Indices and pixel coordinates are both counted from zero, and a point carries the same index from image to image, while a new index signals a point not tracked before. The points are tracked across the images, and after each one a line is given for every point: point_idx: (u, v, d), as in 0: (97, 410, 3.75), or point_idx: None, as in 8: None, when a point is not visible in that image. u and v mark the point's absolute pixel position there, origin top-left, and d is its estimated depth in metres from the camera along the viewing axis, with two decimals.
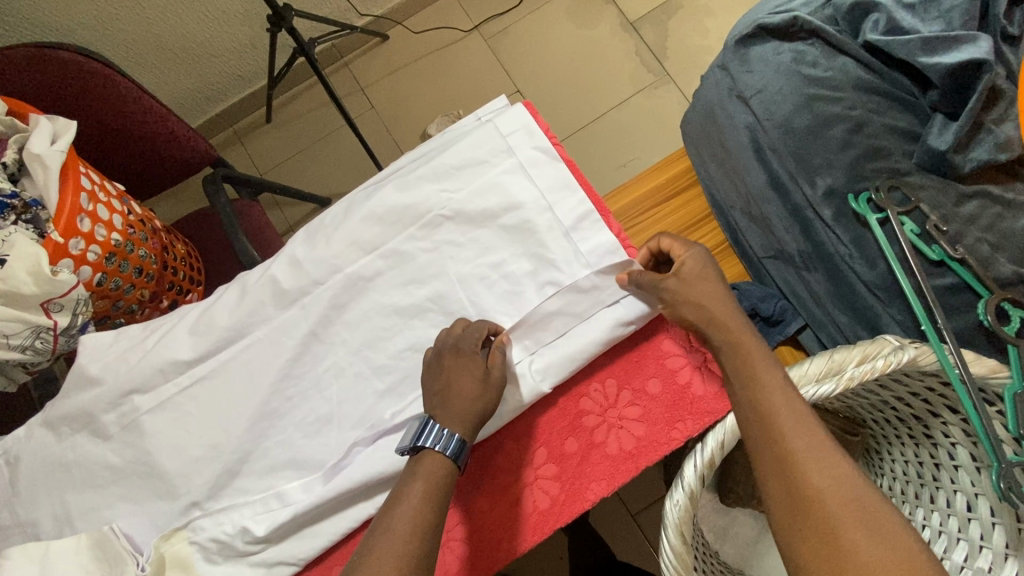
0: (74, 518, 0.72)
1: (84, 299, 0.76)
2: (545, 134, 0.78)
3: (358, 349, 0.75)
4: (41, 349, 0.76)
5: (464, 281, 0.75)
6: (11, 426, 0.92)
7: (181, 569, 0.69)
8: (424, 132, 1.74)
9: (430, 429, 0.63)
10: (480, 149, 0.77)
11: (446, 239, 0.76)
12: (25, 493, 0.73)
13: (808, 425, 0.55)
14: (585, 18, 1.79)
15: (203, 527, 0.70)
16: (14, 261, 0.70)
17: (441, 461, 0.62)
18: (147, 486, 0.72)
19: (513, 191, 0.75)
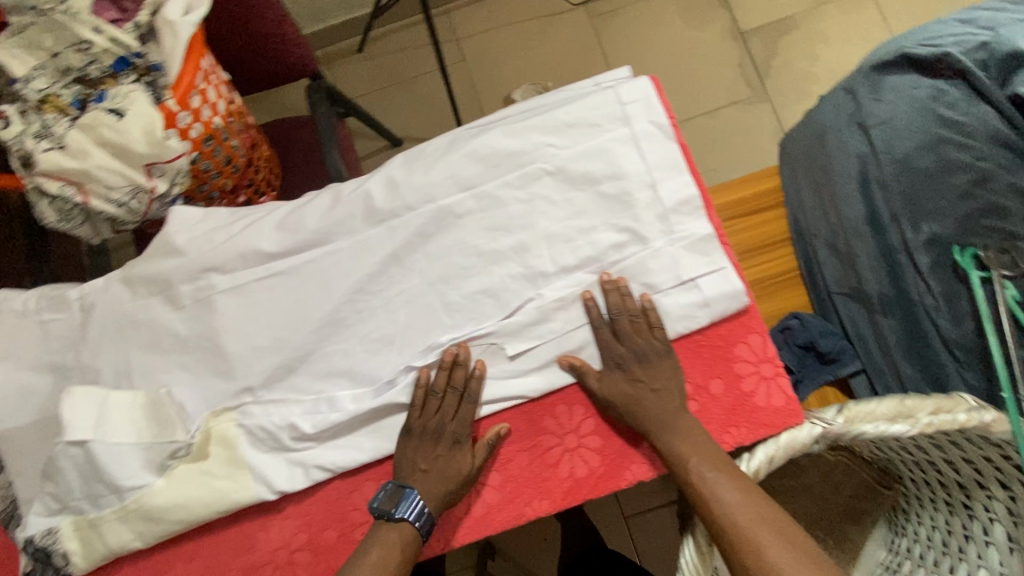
0: (134, 376, 0.74)
1: (185, 172, 0.77)
2: (665, 109, 0.75)
3: (433, 281, 0.75)
4: (135, 210, 0.77)
5: (550, 239, 0.74)
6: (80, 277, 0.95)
7: (224, 447, 0.71)
8: (509, 96, 1.73)
9: (406, 503, 0.68)
10: (595, 112, 0.75)
11: (541, 194, 0.74)
12: (91, 341, 0.75)
13: (729, 472, 0.65)
14: (696, 16, 1.75)
15: (252, 414, 0.72)
16: (130, 119, 0.71)
17: (411, 533, 0.67)
18: (207, 363, 0.74)
19: (621, 160, 0.74)
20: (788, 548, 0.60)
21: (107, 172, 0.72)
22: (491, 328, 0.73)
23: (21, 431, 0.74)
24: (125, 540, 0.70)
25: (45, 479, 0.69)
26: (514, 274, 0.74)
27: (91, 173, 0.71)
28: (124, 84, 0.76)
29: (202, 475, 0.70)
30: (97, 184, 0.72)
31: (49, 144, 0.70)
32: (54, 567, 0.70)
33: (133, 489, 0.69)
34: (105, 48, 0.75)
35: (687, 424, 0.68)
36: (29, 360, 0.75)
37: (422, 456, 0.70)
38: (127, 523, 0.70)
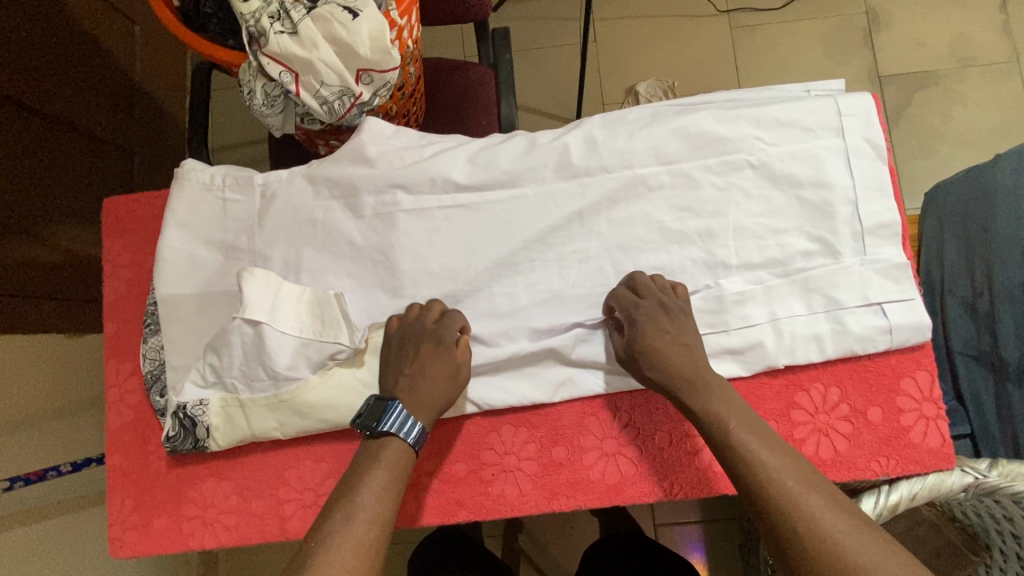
0: (302, 272, 0.75)
1: (389, 85, 0.77)
2: (882, 130, 0.74)
3: (611, 246, 0.75)
4: (333, 111, 0.76)
5: (738, 232, 0.73)
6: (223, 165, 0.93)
7: (381, 360, 0.73)
8: (633, 87, 1.71)
9: (391, 413, 0.65)
10: (812, 116, 0.74)
11: (739, 185, 0.74)
12: (268, 229, 0.76)
13: (767, 437, 0.63)
14: (837, 50, 1.71)
15: None
16: (363, 19, 0.70)
17: (402, 448, 0.64)
18: (375, 277, 0.75)
19: (828, 170, 0.73)
20: (829, 503, 0.56)
21: (328, 68, 0.71)
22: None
23: (181, 300, 0.74)
24: (268, 428, 0.71)
25: (209, 351, 0.70)
26: (695, 258, 0.74)
27: (313, 65, 0.70)
28: None
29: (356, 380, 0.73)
30: (313, 77, 0.72)
31: (282, 27, 0.69)
32: (197, 437, 0.71)
33: (289, 381, 0.71)
34: None
35: (712, 381, 0.66)
36: (202, 233, 0.76)
37: (402, 364, 0.69)
38: (274, 412, 0.71)
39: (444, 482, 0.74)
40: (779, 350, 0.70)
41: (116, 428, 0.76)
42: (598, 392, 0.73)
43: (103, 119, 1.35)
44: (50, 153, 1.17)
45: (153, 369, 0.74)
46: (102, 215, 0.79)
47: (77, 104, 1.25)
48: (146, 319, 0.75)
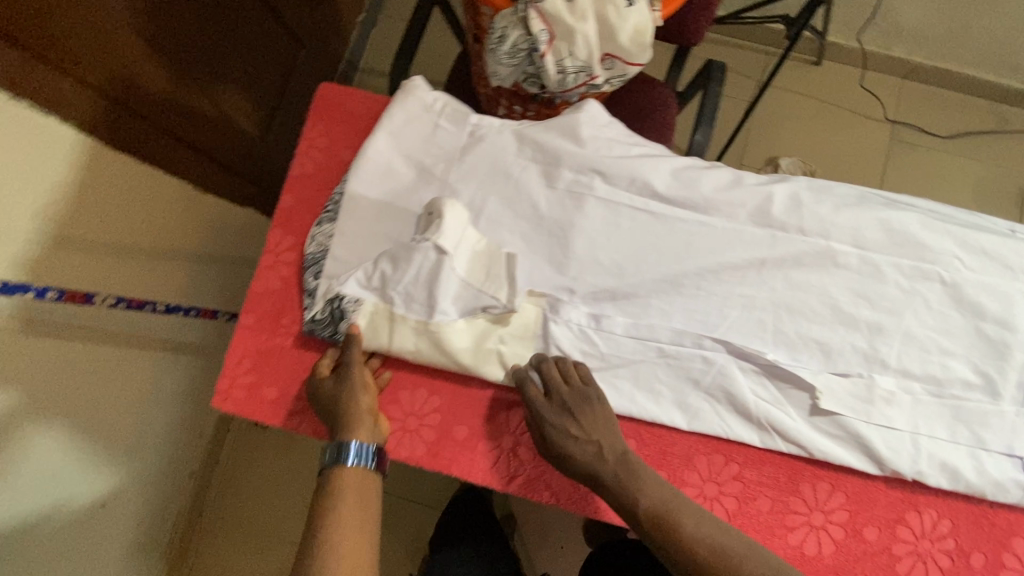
0: (482, 218, 0.78)
1: (625, 78, 0.79)
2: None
3: (778, 305, 0.75)
4: (563, 83, 0.77)
5: (906, 338, 0.73)
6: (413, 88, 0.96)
7: (524, 327, 0.75)
8: (776, 158, 1.70)
9: (343, 451, 0.68)
10: (1018, 257, 0.74)
11: (923, 294, 0.74)
12: (466, 167, 0.78)
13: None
14: (988, 198, 1.69)
15: (565, 313, 0.75)
16: (635, 10, 0.72)
17: (365, 475, 0.67)
18: (546, 247, 0.77)
19: (1015, 313, 0.72)
20: None
21: (584, 42, 0.73)
22: (811, 373, 0.72)
23: (365, 200, 0.77)
24: (405, 346, 0.73)
25: (385, 258, 0.73)
26: (854, 346, 0.73)
27: (573, 34, 0.72)
28: None
29: (495, 338, 0.75)
30: (570, 45, 0.74)
31: None
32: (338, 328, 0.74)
33: (443, 315, 0.73)
34: None
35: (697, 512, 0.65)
36: (406, 148, 0.79)
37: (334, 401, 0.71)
38: (418, 336, 0.73)
39: (512, 463, 0.74)
40: (910, 464, 0.70)
41: (259, 291, 0.78)
42: (719, 435, 0.72)
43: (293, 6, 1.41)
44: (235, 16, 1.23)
45: (316, 252, 0.77)
46: (315, 97, 0.82)
47: None
48: (328, 206, 0.78)
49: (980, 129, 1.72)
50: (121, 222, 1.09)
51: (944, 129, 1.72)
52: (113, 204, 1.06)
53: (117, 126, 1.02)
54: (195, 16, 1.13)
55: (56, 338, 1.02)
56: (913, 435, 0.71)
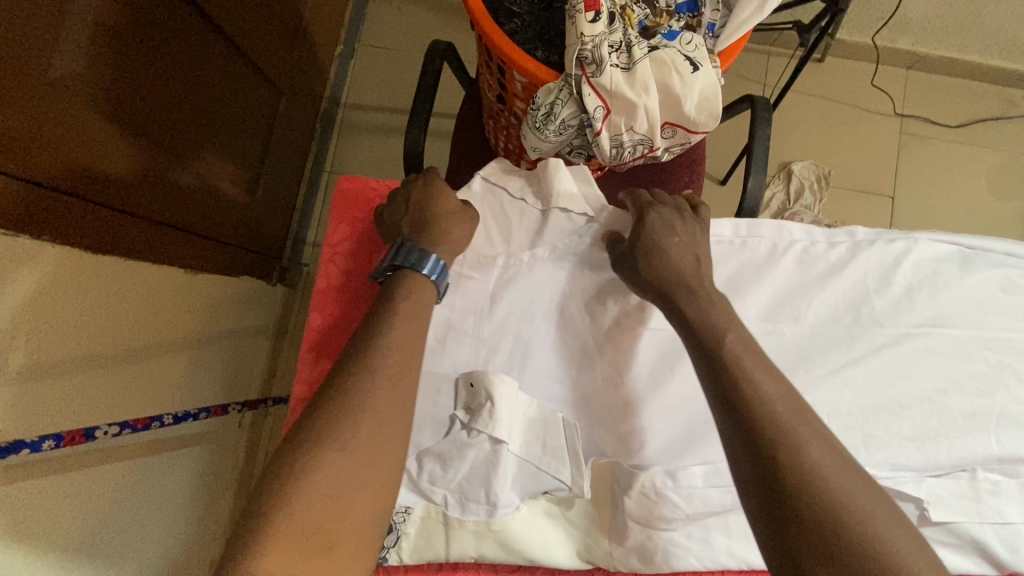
0: (529, 357, 0.68)
1: (684, 146, 0.71)
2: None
3: (868, 404, 0.67)
4: (620, 157, 0.69)
5: (1002, 418, 0.67)
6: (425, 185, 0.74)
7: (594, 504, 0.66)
8: (790, 164, 1.64)
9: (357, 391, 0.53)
10: None
11: (1011, 366, 0.68)
12: (502, 305, 0.68)
13: None
14: (1001, 186, 1.66)
15: (642, 482, 0.63)
16: (702, 75, 0.63)
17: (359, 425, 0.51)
18: (599, 378, 0.68)
19: None
20: None
21: (650, 116, 0.64)
22: (917, 482, 0.65)
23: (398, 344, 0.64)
24: (466, 551, 0.62)
25: (430, 455, 0.61)
26: (956, 435, 0.67)
27: (638, 107, 0.63)
28: (679, 26, 0.68)
29: (564, 522, 0.65)
30: (631, 119, 0.64)
31: (622, 60, 0.63)
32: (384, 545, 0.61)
33: (505, 508, 0.61)
34: None
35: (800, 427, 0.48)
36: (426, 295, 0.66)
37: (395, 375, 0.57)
38: (480, 540, 0.62)
39: None
40: None
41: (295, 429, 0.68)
42: None
43: (267, 50, 1.26)
44: (203, 76, 1.08)
45: None
46: (335, 196, 0.71)
47: (246, 25, 1.16)
48: None
49: (988, 116, 1.68)
50: (115, 327, 0.95)
51: (953, 119, 1.68)
52: (99, 315, 0.92)
53: (97, 229, 0.89)
54: (164, 86, 0.98)
55: (88, 470, 0.90)
56: None
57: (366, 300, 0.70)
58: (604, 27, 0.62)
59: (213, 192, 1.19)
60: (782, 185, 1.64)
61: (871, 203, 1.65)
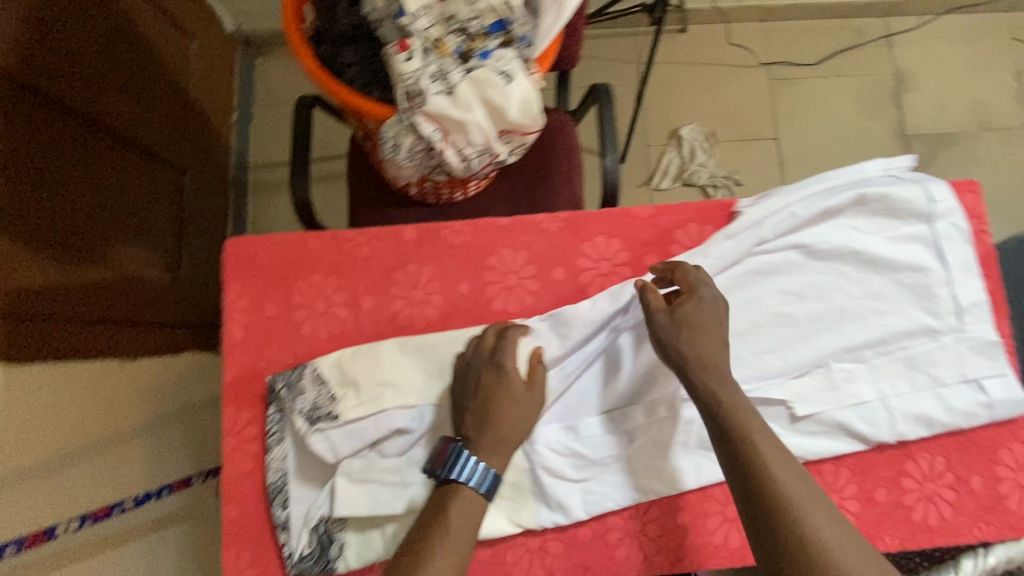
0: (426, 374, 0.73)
1: (524, 145, 0.79)
2: (968, 220, 0.79)
3: (728, 332, 0.76)
4: (470, 167, 0.78)
5: (843, 314, 0.77)
6: (320, 291, 0.78)
7: (516, 476, 0.73)
8: (677, 131, 1.78)
9: (462, 463, 0.65)
10: (909, 205, 0.78)
11: (840, 269, 0.78)
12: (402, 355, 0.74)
13: None
14: (868, 106, 1.82)
15: (542, 445, 0.73)
16: (516, 85, 0.73)
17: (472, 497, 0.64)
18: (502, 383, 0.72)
19: (923, 256, 0.78)
20: None
21: (478, 129, 0.73)
22: (779, 386, 0.75)
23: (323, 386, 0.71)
24: None
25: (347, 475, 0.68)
26: (806, 339, 0.77)
27: (464, 125, 0.72)
28: (495, 45, 0.77)
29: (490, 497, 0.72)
30: (465, 134, 0.73)
31: (443, 86, 0.71)
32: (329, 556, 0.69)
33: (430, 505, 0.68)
34: (493, 10, 0.77)
35: (819, 505, 0.59)
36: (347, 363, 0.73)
37: (465, 402, 0.69)
38: None
39: (546, 560, 0.72)
40: (890, 431, 0.74)
41: (234, 478, 0.74)
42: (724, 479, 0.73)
43: (160, 135, 1.33)
44: (96, 173, 1.12)
45: (276, 480, 0.72)
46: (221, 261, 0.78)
47: (129, 114, 1.21)
48: (270, 427, 0.73)
49: (842, 48, 1.84)
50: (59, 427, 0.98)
51: (812, 56, 1.84)
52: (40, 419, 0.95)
53: (24, 340, 0.93)
54: (57, 191, 1.03)
55: (72, 564, 0.94)
56: (881, 401, 0.75)
57: (274, 346, 0.77)
58: (417, 62, 0.70)
59: (135, 278, 1.23)
60: (675, 150, 1.78)
61: (759, 148, 1.79)
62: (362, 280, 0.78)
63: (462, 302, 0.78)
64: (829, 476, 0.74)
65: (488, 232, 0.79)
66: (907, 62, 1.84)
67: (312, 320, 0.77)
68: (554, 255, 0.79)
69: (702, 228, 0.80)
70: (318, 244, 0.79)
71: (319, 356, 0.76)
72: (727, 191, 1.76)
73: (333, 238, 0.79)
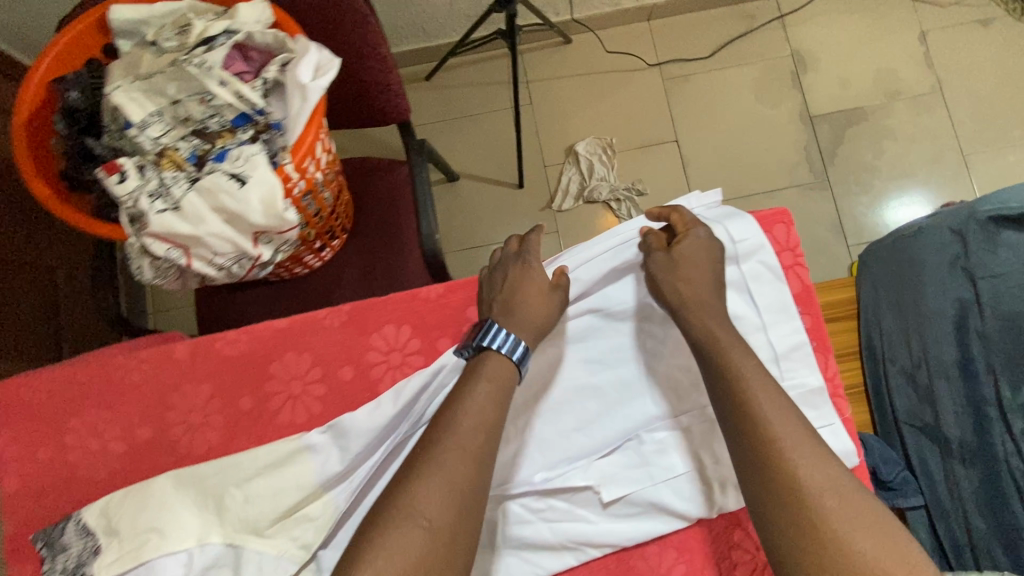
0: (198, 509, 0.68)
1: (291, 240, 0.73)
2: (780, 256, 0.73)
3: (527, 414, 0.71)
4: (234, 273, 0.72)
5: (652, 378, 0.72)
6: (92, 428, 0.73)
7: None
8: (572, 148, 1.71)
9: (494, 330, 0.66)
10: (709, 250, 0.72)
11: (644, 329, 0.73)
12: (174, 491, 0.68)
13: None
14: (768, 93, 1.74)
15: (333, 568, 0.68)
16: (253, 186, 0.67)
17: (506, 366, 0.65)
18: (279, 507, 0.68)
19: (731, 303, 0.72)
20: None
21: (219, 239, 0.67)
22: (585, 469, 0.69)
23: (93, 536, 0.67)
24: None
25: None
26: (615, 410, 0.71)
27: (202, 239, 0.67)
28: (243, 140, 0.72)
29: None
30: (204, 248, 0.68)
31: (165, 203, 0.66)
32: None
33: None
34: (231, 104, 0.70)
35: (829, 470, 0.56)
36: (114, 509, 0.68)
37: (494, 296, 0.71)
38: None
39: None
40: (707, 503, 0.68)
41: None
42: None
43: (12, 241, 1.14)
44: None
45: None
46: None
47: None
48: None
49: (734, 36, 1.76)
50: None
51: (703, 49, 1.76)
52: None
53: None
54: None
55: None
56: (699, 470, 0.69)
57: (49, 493, 0.72)
58: (133, 182, 0.65)
59: None
60: (573, 168, 1.71)
61: (659, 153, 1.72)
62: (137, 409, 0.73)
63: (245, 419, 0.73)
64: (652, 557, 0.69)
65: (265, 339, 0.74)
66: (803, 42, 1.76)
67: (87, 460, 0.72)
68: (338, 354, 0.73)
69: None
70: (89, 376, 0.74)
71: (97, 497, 0.71)
72: (631, 204, 1.68)
73: (103, 367, 0.74)
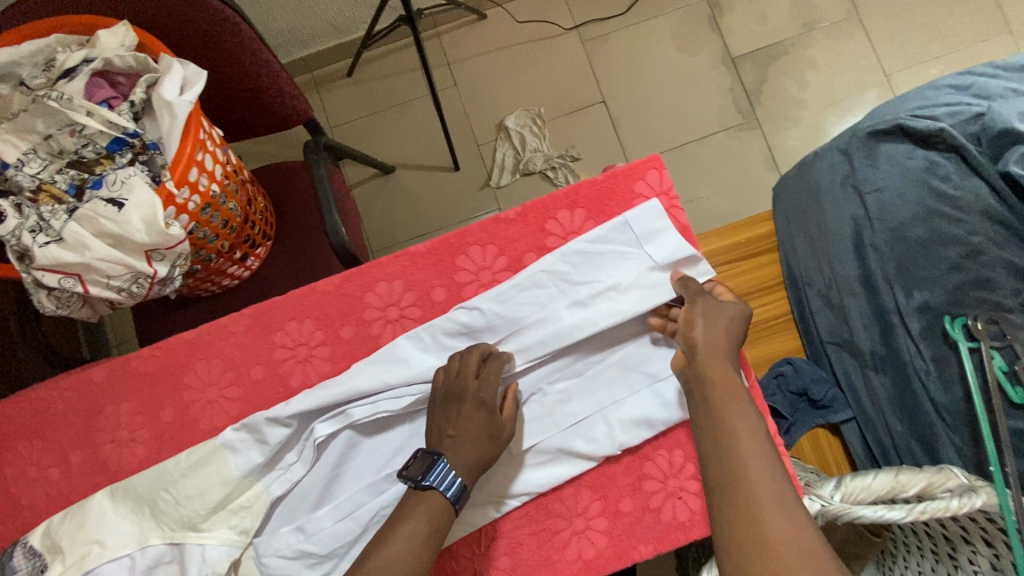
0: (135, 515, 0.72)
1: (185, 254, 0.75)
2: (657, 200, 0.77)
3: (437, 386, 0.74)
4: (136, 294, 0.75)
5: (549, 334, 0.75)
6: (27, 457, 0.76)
7: None
8: (502, 123, 1.72)
9: (437, 469, 0.67)
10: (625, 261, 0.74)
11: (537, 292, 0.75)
12: (108, 503, 0.72)
13: None
14: (687, 40, 1.75)
15: (270, 547, 0.72)
16: (131, 207, 0.69)
17: (439, 498, 0.66)
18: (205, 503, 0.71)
19: (617, 255, 0.75)
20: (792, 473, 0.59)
21: (108, 262, 0.70)
22: None
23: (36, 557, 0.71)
24: None
25: None
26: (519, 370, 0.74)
27: (90, 264, 0.70)
28: (121, 163, 0.74)
29: None
30: (95, 274, 0.71)
31: (46, 236, 0.69)
32: None
33: None
34: (101, 130, 0.74)
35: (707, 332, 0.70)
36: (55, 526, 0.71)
37: (441, 428, 0.71)
38: None
39: None
40: (612, 442, 0.72)
41: None
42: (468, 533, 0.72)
43: None
44: None
45: None
46: None
47: None
48: None
49: None
50: None
51: (618, 7, 1.76)
52: None
53: None
54: None
55: None
56: (602, 413, 0.73)
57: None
58: (13, 221, 0.69)
59: None
60: (505, 143, 1.72)
61: (589, 116, 1.73)
62: (66, 434, 0.76)
63: (169, 430, 0.76)
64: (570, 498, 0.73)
65: (177, 351, 0.76)
66: None
67: (28, 489, 0.76)
68: (249, 356, 0.76)
69: (484, 250, 0.77)
70: (14, 409, 0.77)
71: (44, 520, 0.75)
72: (567, 170, 1.69)
73: (25, 399, 0.77)
